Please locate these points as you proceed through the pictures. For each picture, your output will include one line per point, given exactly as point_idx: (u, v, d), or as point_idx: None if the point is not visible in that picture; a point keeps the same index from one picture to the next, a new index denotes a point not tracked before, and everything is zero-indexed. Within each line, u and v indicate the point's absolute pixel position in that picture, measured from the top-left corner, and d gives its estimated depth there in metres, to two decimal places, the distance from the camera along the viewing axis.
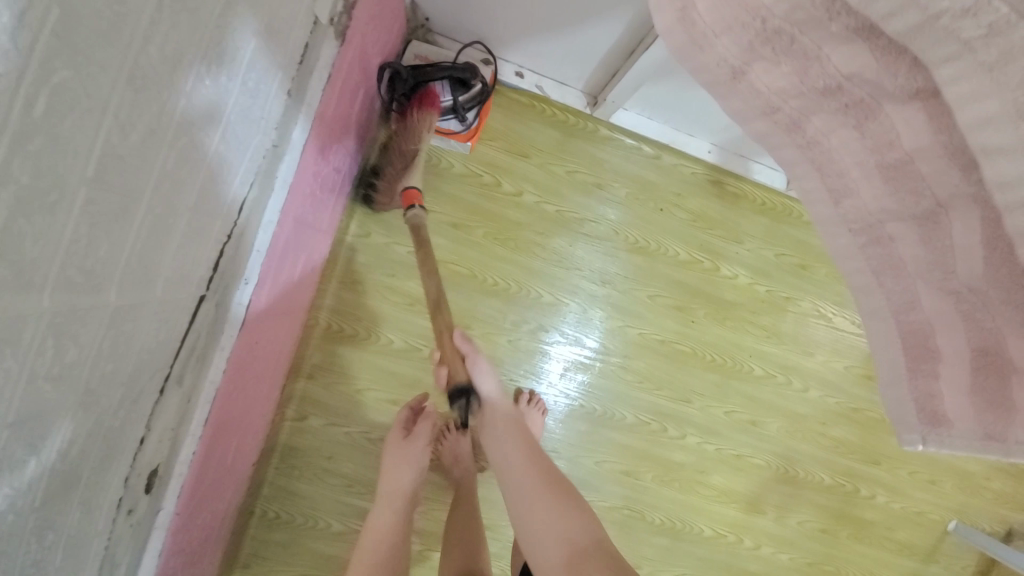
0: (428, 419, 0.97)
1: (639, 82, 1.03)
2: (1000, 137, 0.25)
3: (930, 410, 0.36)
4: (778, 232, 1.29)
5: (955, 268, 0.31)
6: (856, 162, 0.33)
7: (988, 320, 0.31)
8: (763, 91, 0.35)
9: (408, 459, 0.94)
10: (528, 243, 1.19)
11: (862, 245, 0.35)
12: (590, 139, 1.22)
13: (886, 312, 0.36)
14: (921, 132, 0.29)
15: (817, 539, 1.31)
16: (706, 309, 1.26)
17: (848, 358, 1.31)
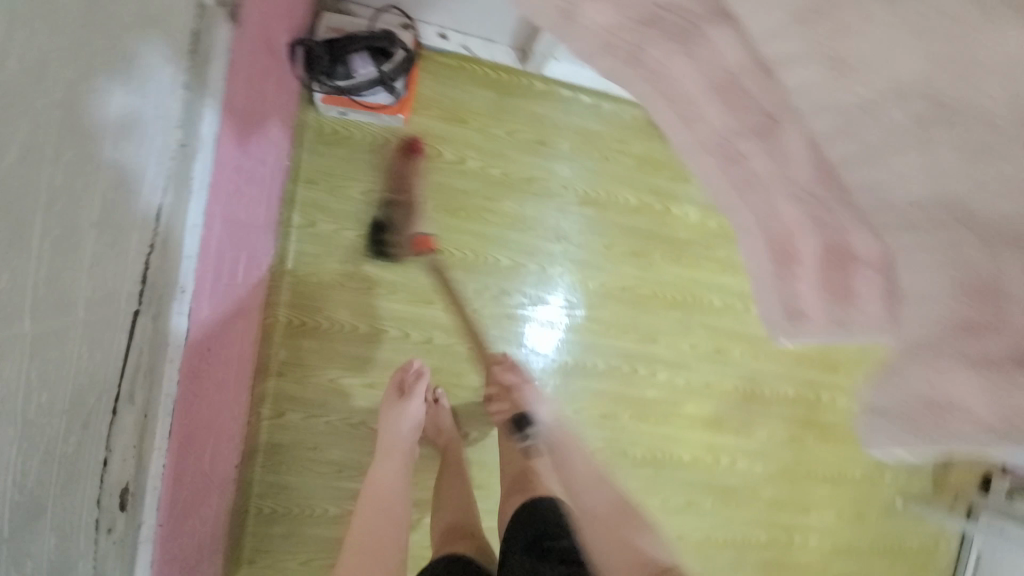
0: (420, 378, 1.04)
1: None
2: (786, 48, 0.25)
3: (791, 306, 0.33)
4: None
5: (795, 176, 0.30)
6: (694, 87, 0.31)
7: (833, 216, 0.30)
8: (598, 30, 0.33)
9: (404, 415, 1.00)
10: (479, 210, 1.18)
11: (720, 167, 0.32)
12: (526, 95, 1.18)
13: (751, 224, 0.33)
14: (734, 49, 0.28)
15: (786, 447, 1.42)
16: (663, 250, 1.29)
17: None
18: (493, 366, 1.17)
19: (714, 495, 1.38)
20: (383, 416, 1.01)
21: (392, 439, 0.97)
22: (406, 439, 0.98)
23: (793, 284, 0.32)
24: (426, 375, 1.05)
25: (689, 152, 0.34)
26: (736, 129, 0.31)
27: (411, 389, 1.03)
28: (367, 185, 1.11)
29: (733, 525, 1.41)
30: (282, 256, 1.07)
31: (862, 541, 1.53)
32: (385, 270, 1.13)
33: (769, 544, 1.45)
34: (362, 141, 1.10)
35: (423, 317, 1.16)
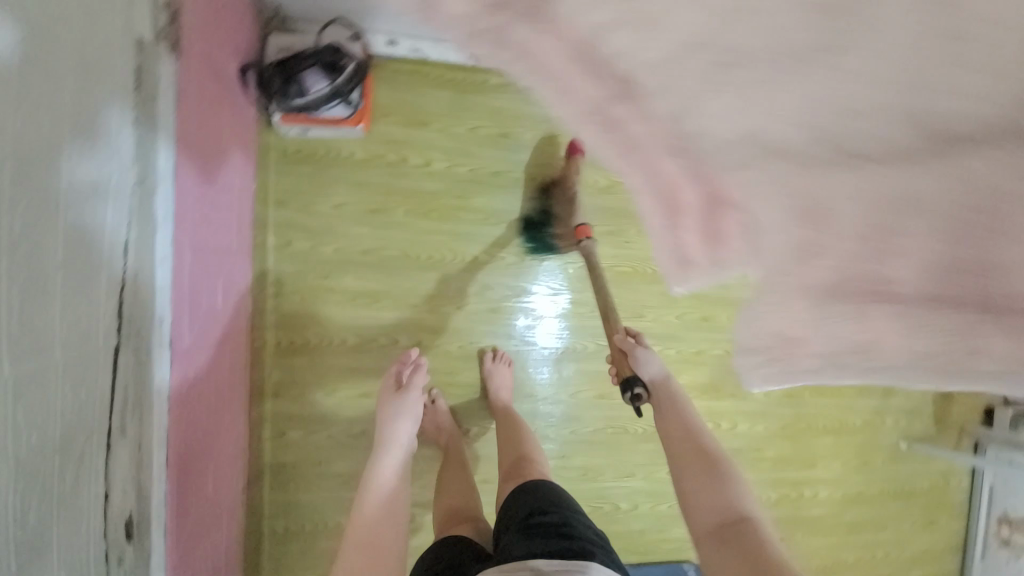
0: (418, 372, 1.06)
1: None
2: None
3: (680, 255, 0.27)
4: None
5: None
6: None
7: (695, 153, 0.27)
8: None
9: (402, 409, 1.01)
10: (450, 210, 1.19)
11: None
12: (482, 91, 1.20)
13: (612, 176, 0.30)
14: None
15: (784, 404, 1.45)
16: (638, 227, 1.31)
17: None
18: (485, 363, 1.21)
19: None
20: (381, 411, 1.02)
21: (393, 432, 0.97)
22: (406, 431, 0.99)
23: (679, 228, 0.25)
24: (425, 367, 1.10)
25: (577, 127, 0.25)
26: (606, 97, 0.24)
27: (408, 384, 1.05)
28: (337, 199, 1.12)
29: None
30: (262, 279, 1.08)
31: (872, 487, 1.54)
32: (366, 281, 1.15)
33: (780, 502, 1.46)
34: (326, 156, 1.12)
35: (409, 322, 1.18)
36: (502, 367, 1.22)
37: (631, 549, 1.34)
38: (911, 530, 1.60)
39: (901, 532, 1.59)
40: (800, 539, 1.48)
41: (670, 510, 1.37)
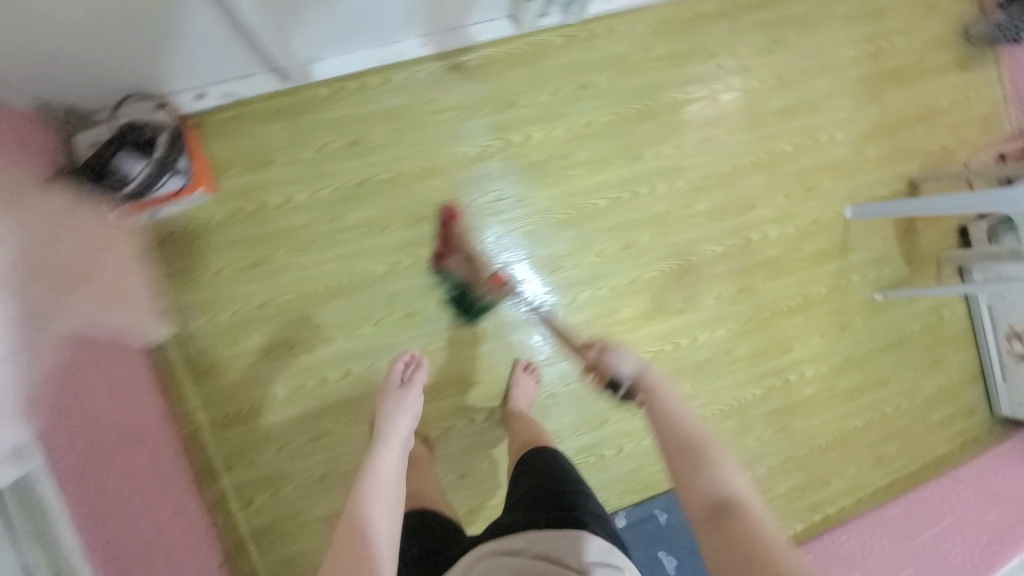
0: (420, 367, 1.08)
1: (277, 30, 0.94)
2: None
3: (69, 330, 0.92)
4: (542, 72, 1.27)
5: None
6: None
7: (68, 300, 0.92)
8: None
9: (402, 406, 0.99)
10: (327, 236, 1.17)
11: None
12: (313, 108, 1.14)
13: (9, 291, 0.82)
14: None
15: (739, 299, 1.41)
16: (524, 182, 1.27)
17: (670, 139, 1.35)
18: (513, 371, 1.26)
19: (690, 377, 1.38)
20: (382, 409, 1.01)
21: (394, 424, 0.95)
22: (405, 427, 0.96)
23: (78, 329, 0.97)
24: (425, 366, 1.10)
25: None
26: None
27: (409, 380, 1.06)
28: (216, 265, 1.11)
29: (724, 395, 1.40)
30: (171, 367, 1.09)
31: (858, 348, 1.50)
32: (275, 332, 1.14)
33: (768, 394, 1.43)
34: (190, 229, 1.09)
35: (332, 356, 1.18)
36: (529, 378, 1.26)
37: (633, 489, 1.34)
38: (916, 374, 1.55)
39: (907, 379, 1.54)
40: (800, 420, 1.46)
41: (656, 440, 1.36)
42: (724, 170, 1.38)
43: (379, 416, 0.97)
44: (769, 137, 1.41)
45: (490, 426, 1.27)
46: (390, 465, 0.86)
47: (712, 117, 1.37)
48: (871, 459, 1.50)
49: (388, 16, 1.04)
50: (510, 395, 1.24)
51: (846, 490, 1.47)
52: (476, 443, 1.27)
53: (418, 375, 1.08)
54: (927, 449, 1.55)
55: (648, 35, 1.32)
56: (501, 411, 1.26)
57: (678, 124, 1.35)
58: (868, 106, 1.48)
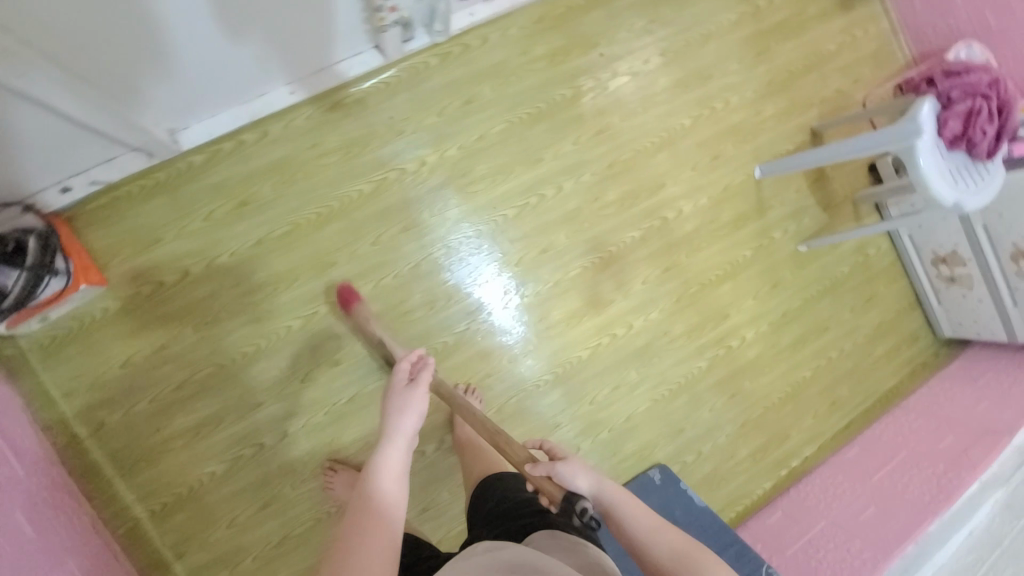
0: (428, 365, 0.96)
1: (115, 109, 0.92)
2: None
3: None
4: (423, 95, 1.26)
5: None
6: None
7: None
8: None
9: (408, 406, 0.90)
10: (235, 301, 1.14)
11: None
12: (191, 177, 1.12)
13: None
14: None
15: (667, 278, 1.42)
16: (427, 208, 1.26)
17: (566, 137, 1.35)
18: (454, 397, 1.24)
19: (633, 364, 1.39)
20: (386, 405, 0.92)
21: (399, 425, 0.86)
22: (414, 429, 0.88)
23: None
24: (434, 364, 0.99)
25: None
26: None
27: (419, 378, 0.95)
28: (123, 355, 1.09)
29: (670, 375, 1.42)
30: (97, 468, 1.06)
31: (793, 301, 1.53)
32: (201, 409, 1.12)
33: (714, 364, 1.45)
34: (89, 325, 1.07)
35: (265, 421, 1.16)
36: (471, 400, 1.24)
37: None
38: (854, 315, 1.59)
39: (846, 321, 1.58)
40: (750, 383, 1.48)
41: (612, 432, 1.37)
42: (627, 156, 1.40)
43: (384, 416, 0.89)
44: (664, 115, 1.42)
45: (442, 454, 1.27)
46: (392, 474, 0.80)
47: (605, 107, 1.38)
48: (825, 404, 1.54)
49: (239, 71, 1.02)
50: (454, 422, 1.23)
51: (806, 440, 1.51)
52: (432, 474, 1.26)
53: (428, 375, 0.97)
54: (878, 383, 1.59)
55: (523, 38, 1.32)
56: (450, 438, 1.25)
57: (571, 120, 1.35)
58: (757, 65, 1.49)
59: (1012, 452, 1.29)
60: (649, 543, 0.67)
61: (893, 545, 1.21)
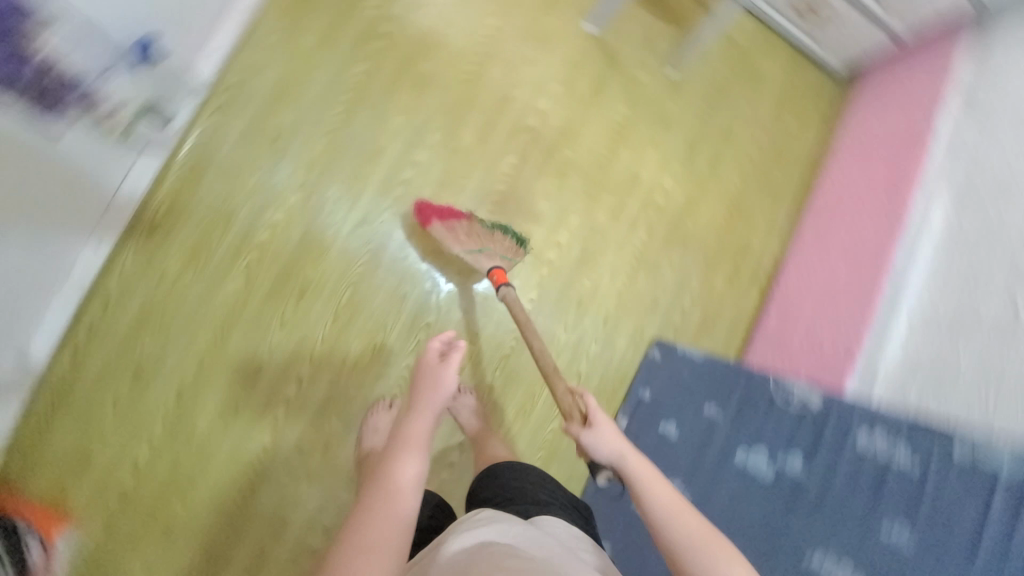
0: (461, 350, 0.87)
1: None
2: None
3: None
4: (229, 160, 1.15)
5: None
6: None
7: None
8: None
9: (435, 395, 0.82)
10: (198, 454, 1.12)
11: None
12: (76, 379, 1.07)
13: None
14: None
15: (566, 179, 1.37)
16: (309, 260, 1.19)
17: (389, 110, 1.24)
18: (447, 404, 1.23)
19: (583, 273, 1.38)
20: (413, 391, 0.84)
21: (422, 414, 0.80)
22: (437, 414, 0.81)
23: None
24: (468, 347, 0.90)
25: None
26: None
27: (450, 361, 0.86)
28: (139, 562, 1.08)
29: (619, 261, 1.41)
30: None
31: (691, 125, 1.48)
32: (238, 558, 1.12)
33: (651, 227, 1.44)
34: (91, 564, 1.06)
35: (299, 534, 1.14)
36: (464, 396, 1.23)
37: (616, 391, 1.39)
38: (751, 101, 1.55)
39: (746, 111, 1.54)
40: (693, 222, 1.47)
41: (599, 344, 1.37)
42: (459, 92, 1.30)
43: (412, 404, 0.82)
44: (467, 30, 1.31)
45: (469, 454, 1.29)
46: (404, 492, 0.71)
47: (406, 59, 1.27)
48: (769, 198, 1.54)
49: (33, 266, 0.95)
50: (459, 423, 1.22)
51: (768, 239, 1.52)
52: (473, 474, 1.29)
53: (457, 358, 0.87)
54: (803, 149, 1.58)
55: (284, 45, 1.20)
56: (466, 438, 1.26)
57: (384, 91, 1.24)
58: None
59: (941, 163, 1.30)
60: (672, 524, 0.72)
61: (865, 302, 1.26)
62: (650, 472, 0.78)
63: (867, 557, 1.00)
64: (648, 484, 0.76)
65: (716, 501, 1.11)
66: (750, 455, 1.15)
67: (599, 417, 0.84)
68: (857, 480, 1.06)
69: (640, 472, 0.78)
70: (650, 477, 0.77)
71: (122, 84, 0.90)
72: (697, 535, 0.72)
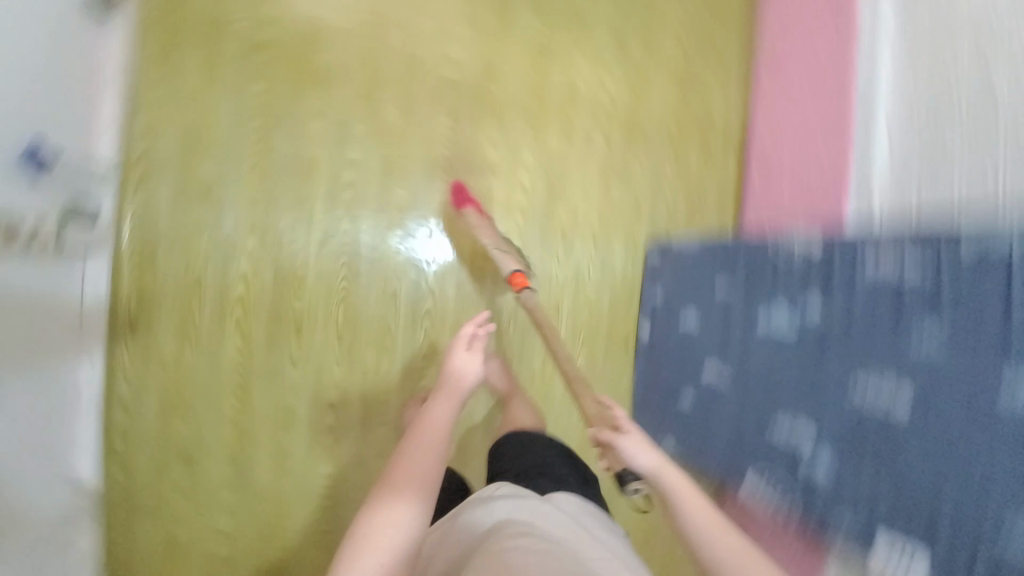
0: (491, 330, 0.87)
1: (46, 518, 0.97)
2: None
3: None
4: (173, 229, 1.12)
5: None
6: None
7: None
8: None
9: (463, 374, 0.82)
10: (270, 505, 1.15)
11: None
12: (134, 480, 1.11)
13: None
14: None
15: (505, 118, 1.31)
16: (291, 293, 1.17)
17: (304, 118, 1.19)
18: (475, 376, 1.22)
19: (557, 204, 1.35)
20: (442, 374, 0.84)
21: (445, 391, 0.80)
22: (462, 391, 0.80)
23: None
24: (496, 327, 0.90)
25: None
26: None
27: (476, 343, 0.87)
28: None
29: (588, 178, 1.37)
30: None
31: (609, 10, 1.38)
32: None
33: (607, 132, 1.38)
34: None
35: None
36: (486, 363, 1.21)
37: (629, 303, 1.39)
38: None
39: None
40: (647, 111, 1.41)
41: (597, 265, 1.36)
42: (364, 71, 1.22)
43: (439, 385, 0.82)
44: (344, 1, 1.21)
45: None
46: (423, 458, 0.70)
47: (297, 59, 1.18)
48: (715, 55, 1.45)
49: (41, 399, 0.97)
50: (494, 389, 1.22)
51: (728, 100, 1.45)
52: None
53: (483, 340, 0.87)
54: None
55: (172, 94, 1.13)
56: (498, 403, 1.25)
57: (290, 101, 1.18)
58: None
59: None
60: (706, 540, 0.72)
61: (841, 114, 1.17)
62: (687, 488, 0.76)
63: (906, 374, 0.81)
64: (683, 499, 0.75)
65: (755, 368, 1.05)
66: (773, 312, 1.04)
67: (630, 438, 0.77)
68: (873, 298, 0.87)
69: (677, 487, 0.75)
70: (685, 497, 0.74)
71: (12, 202, 0.87)
72: (733, 552, 0.71)
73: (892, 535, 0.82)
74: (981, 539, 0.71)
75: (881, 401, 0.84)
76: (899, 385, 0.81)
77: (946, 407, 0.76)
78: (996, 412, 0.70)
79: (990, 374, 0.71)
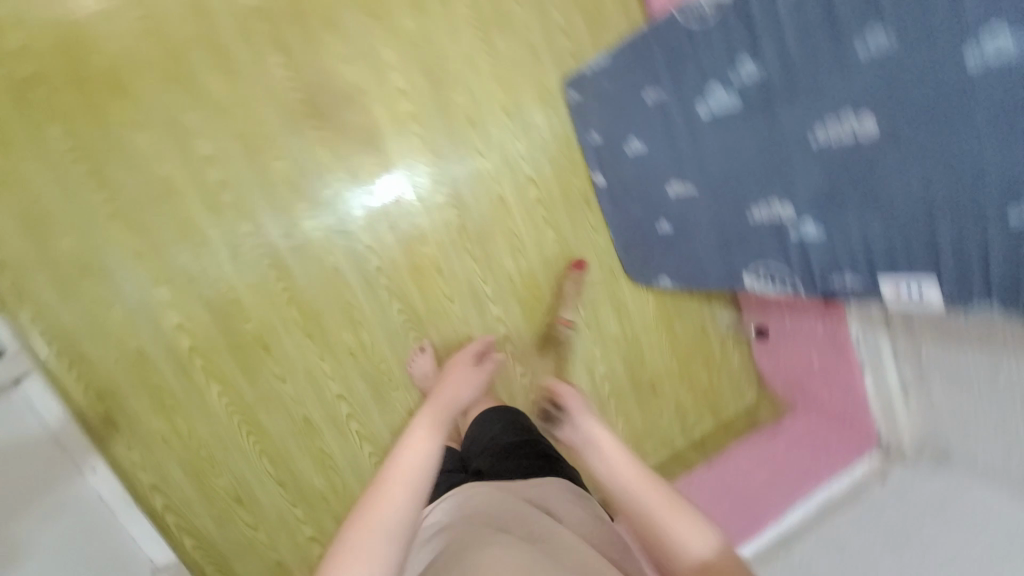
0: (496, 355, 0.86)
1: None
2: None
3: None
4: (82, 318, 1.03)
5: None
6: None
7: None
8: None
9: (476, 373, 0.78)
10: (341, 500, 1.19)
11: None
12: (208, 544, 1.12)
13: None
14: None
15: (339, 22, 1.10)
16: (236, 317, 1.09)
17: (129, 136, 1.02)
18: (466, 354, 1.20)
19: (447, 91, 1.18)
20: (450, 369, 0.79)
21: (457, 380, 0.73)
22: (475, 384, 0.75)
23: None
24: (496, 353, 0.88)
25: None
26: None
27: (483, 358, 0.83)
28: None
29: (464, 46, 1.18)
30: None
31: None
32: None
33: None
34: None
35: None
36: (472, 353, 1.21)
37: (569, 158, 1.28)
38: None
39: None
40: None
41: (520, 135, 1.24)
42: (157, 51, 1.02)
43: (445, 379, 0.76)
44: None
45: (515, 315, 1.28)
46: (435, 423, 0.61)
47: (83, 76, 0.99)
48: None
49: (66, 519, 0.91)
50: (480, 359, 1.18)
51: None
52: (530, 324, 1.30)
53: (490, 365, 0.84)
54: None
55: None
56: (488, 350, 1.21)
57: (103, 125, 1.01)
58: None
59: None
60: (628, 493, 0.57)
61: None
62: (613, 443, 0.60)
63: (860, 89, 0.68)
64: (611, 462, 0.59)
65: (713, 163, 0.95)
66: (709, 99, 0.90)
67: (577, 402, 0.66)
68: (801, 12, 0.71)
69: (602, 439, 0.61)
70: (607, 446, 0.60)
71: None
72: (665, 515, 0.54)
73: (897, 271, 0.76)
74: (986, 230, 0.63)
75: (844, 128, 0.72)
76: (857, 106, 0.69)
77: (909, 104, 0.64)
78: (966, 79, 0.58)
79: (951, 43, 0.58)
